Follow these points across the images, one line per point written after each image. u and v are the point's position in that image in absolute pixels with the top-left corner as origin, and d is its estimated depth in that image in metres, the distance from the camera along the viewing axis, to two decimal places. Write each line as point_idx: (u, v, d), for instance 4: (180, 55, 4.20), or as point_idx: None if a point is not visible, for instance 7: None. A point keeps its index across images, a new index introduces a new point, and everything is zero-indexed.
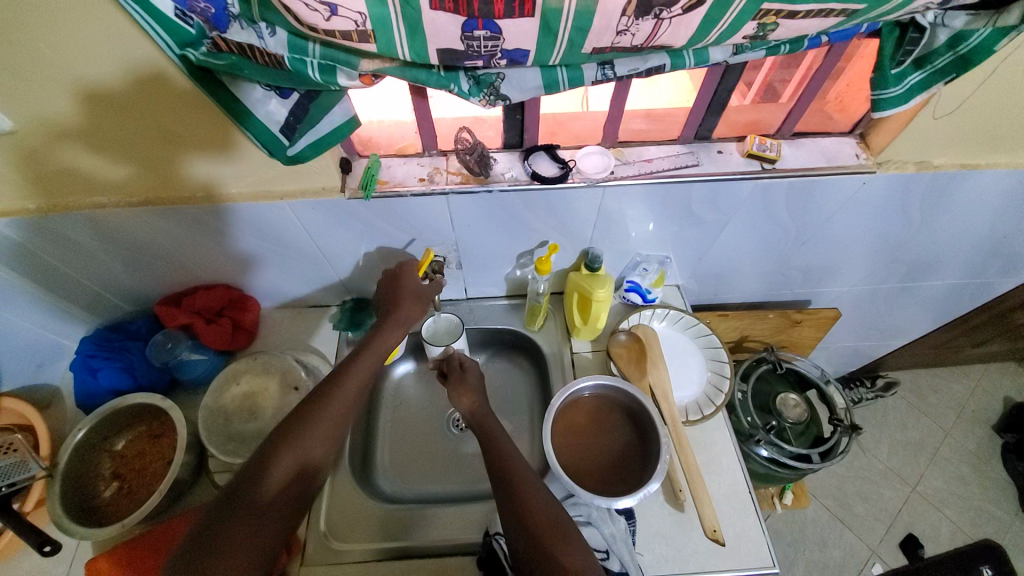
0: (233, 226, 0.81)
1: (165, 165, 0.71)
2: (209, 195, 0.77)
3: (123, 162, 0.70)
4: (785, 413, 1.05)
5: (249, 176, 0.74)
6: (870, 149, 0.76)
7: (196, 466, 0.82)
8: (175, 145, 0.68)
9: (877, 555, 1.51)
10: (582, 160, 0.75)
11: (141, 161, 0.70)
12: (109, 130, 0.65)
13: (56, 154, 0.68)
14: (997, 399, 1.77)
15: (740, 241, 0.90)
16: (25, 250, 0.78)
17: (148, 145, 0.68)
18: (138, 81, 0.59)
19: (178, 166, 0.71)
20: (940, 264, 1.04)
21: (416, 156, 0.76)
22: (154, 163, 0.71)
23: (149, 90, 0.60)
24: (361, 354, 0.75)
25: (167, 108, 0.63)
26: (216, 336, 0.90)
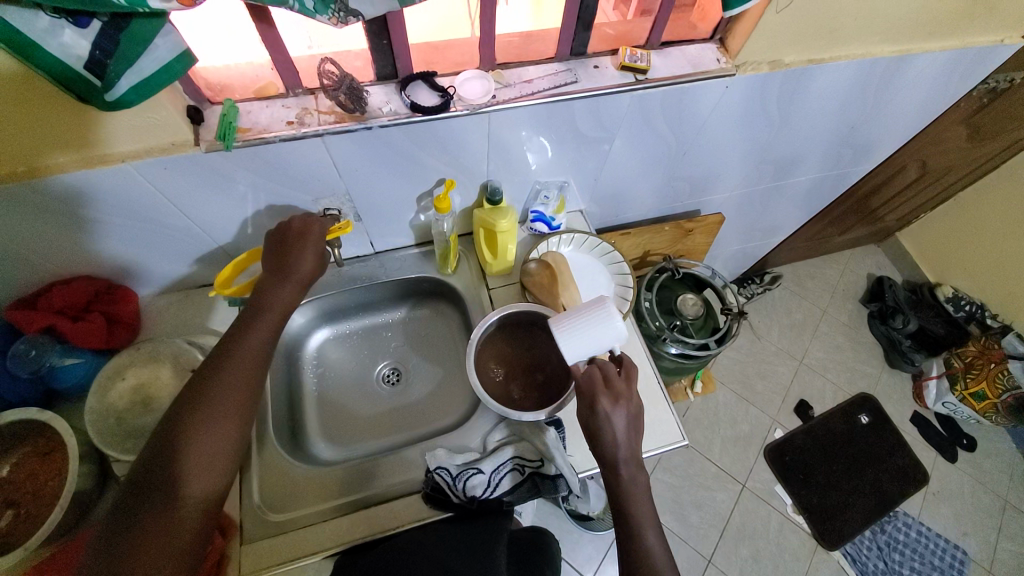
0: (99, 212, 0.71)
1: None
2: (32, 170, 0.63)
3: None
4: (685, 312, 1.17)
5: (83, 145, 0.63)
6: (729, 53, 0.82)
7: (98, 476, 0.74)
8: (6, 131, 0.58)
9: (777, 421, 1.79)
10: (462, 86, 0.71)
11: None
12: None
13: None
14: (862, 276, 2.10)
15: (629, 157, 0.94)
16: None
17: None
18: None
19: (31, 164, 0.63)
20: (802, 160, 1.18)
21: (280, 98, 0.68)
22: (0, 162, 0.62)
23: None
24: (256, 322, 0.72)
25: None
26: (87, 335, 0.79)
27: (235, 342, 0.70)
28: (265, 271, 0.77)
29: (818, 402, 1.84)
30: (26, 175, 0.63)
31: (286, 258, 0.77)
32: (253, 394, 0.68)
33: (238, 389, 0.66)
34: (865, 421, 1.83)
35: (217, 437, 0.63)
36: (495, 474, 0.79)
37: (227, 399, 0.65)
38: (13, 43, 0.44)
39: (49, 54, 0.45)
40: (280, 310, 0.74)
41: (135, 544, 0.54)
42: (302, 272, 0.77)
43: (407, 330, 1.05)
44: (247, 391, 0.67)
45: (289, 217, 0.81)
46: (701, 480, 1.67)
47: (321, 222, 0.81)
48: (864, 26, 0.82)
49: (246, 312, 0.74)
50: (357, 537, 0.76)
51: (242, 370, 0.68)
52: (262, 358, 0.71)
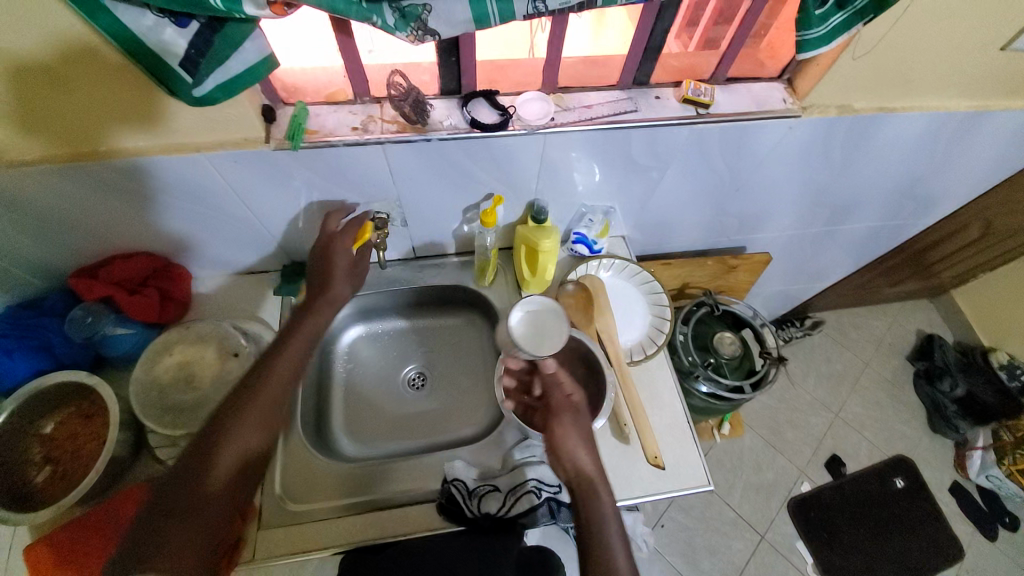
0: (164, 194, 0.76)
1: (84, 131, 0.65)
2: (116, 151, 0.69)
3: (51, 141, 0.66)
4: (721, 350, 1.13)
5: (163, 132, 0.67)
6: (797, 94, 0.80)
7: (135, 444, 0.78)
8: (101, 115, 0.63)
9: (805, 474, 1.70)
10: (522, 107, 0.72)
11: (74, 140, 0.66)
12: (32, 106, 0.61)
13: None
14: (911, 332, 1.98)
15: (679, 189, 0.93)
16: None
17: (76, 118, 0.63)
18: (67, 55, 0.55)
19: (112, 144, 0.68)
20: (860, 207, 1.13)
21: (347, 104, 0.71)
22: (88, 140, 0.67)
23: (78, 64, 0.56)
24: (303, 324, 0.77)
25: (94, 79, 0.58)
26: (141, 309, 0.83)
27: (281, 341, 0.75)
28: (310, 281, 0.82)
29: (852, 459, 1.74)
30: (106, 154, 0.68)
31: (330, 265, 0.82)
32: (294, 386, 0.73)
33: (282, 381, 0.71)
34: (902, 486, 1.71)
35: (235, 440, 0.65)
36: (511, 494, 0.78)
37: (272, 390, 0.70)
38: (122, 39, 0.48)
39: (152, 50, 0.49)
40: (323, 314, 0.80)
41: (161, 531, 0.55)
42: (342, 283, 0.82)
43: (438, 337, 1.06)
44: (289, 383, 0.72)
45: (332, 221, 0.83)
46: (716, 524, 1.60)
47: (346, 235, 0.82)
48: (944, 77, 0.79)
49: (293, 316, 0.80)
50: (367, 538, 0.76)
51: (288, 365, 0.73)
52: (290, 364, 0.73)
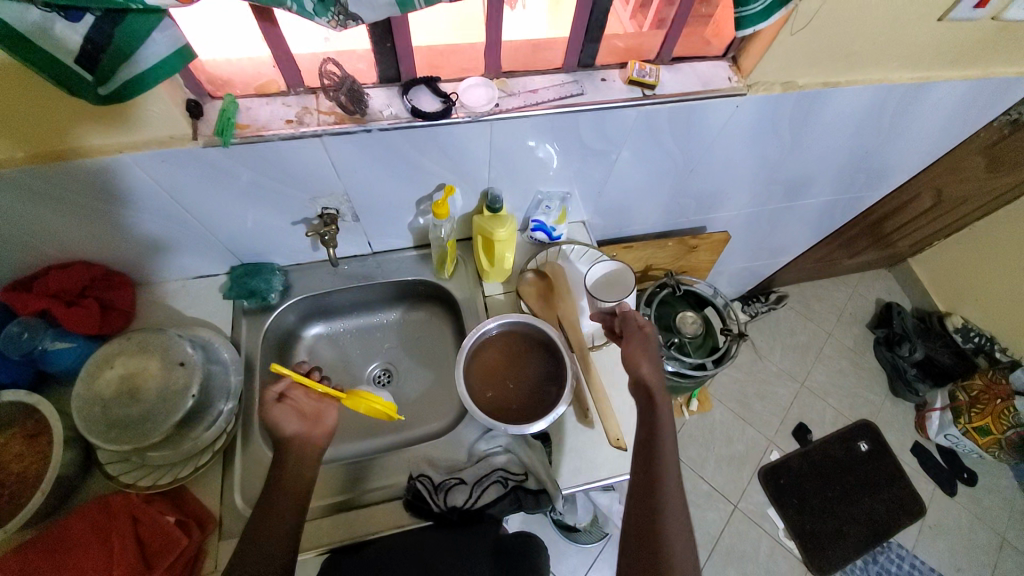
0: (134, 197, 0.72)
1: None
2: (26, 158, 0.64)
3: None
4: (684, 330, 1.15)
5: (77, 137, 0.63)
6: (741, 72, 0.80)
7: (85, 462, 0.75)
8: (10, 127, 0.59)
9: (774, 443, 1.77)
10: (465, 94, 0.71)
11: None
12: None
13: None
14: (869, 301, 2.06)
15: (633, 172, 0.93)
16: None
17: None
18: None
19: (69, 146, 0.64)
20: (813, 182, 1.15)
21: (281, 96, 0.68)
22: (41, 142, 0.63)
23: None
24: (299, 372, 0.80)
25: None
26: (81, 319, 0.78)
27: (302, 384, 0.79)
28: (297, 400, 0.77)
29: (818, 426, 1.81)
30: (59, 156, 0.64)
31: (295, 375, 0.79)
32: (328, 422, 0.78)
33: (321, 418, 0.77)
34: (865, 449, 1.79)
35: (294, 504, 0.68)
36: (477, 486, 0.78)
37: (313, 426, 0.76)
38: (7, 39, 0.44)
39: (41, 48, 0.45)
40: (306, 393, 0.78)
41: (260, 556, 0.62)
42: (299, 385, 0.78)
43: (403, 332, 1.05)
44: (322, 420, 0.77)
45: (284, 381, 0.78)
46: (691, 498, 1.65)
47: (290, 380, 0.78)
48: (881, 52, 0.80)
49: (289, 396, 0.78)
50: (335, 540, 0.75)
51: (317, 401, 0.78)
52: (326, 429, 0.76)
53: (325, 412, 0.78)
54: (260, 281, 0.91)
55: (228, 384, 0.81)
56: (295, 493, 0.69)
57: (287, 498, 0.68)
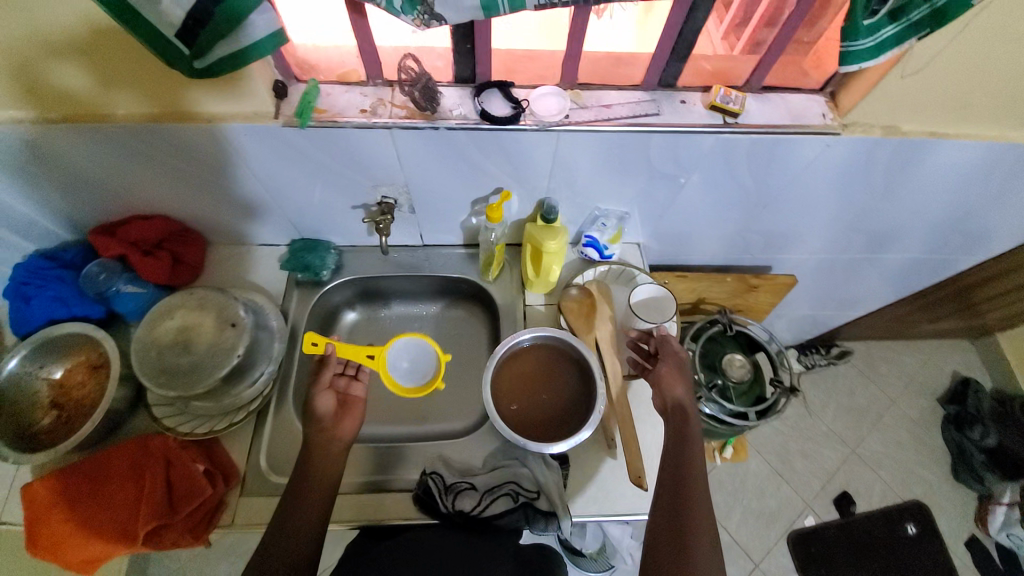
0: (229, 164, 0.78)
1: (111, 98, 0.68)
2: (135, 116, 0.71)
3: (125, 98, 0.69)
4: (729, 373, 1.08)
5: (177, 103, 0.69)
6: (838, 109, 0.74)
7: (134, 400, 0.81)
8: (129, 87, 0.67)
9: (810, 508, 1.63)
10: (537, 102, 0.69)
11: (101, 104, 0.69)
12: (104, 60, 0.63)
13: (51, 74, 0.65)
14: (946, 373, 1.86)
15: (700, 201, 0.88)
16: None
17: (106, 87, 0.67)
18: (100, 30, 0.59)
19: (179, 110, 0.70)
20: (901, 236, 1.05)
21: (359, 85, 0.70)
22: (159, 101, 0.69)
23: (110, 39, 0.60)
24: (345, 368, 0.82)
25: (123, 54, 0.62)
26: (153, 270, 0.85)
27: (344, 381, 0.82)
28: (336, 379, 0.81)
29: (863, 499, 1.65)
30: (170, 115, 0.71)
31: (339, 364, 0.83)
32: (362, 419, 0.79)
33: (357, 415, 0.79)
34: (913, 533, 1.61)
35: (321, 490, 0.70)
36: (487, 495, 0.77)
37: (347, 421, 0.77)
38: (116, 8, 0.48)
39: (145, 18, 0.49)
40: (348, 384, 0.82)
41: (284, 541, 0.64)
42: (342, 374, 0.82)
43: (439, 326, 1.06)
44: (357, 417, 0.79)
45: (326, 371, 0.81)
46: None
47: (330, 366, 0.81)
48: (1005, 105, 0.72)
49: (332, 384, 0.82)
50: (344, 519, 0.77)
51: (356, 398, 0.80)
52: (354, 427, 0.77)
53: (355, 409, 0.79)
54: (316, 257, 0.94)
55: (272, 349, 0.84)
56: (323, 481, 0.71)
57: (317, 486, 0.70)
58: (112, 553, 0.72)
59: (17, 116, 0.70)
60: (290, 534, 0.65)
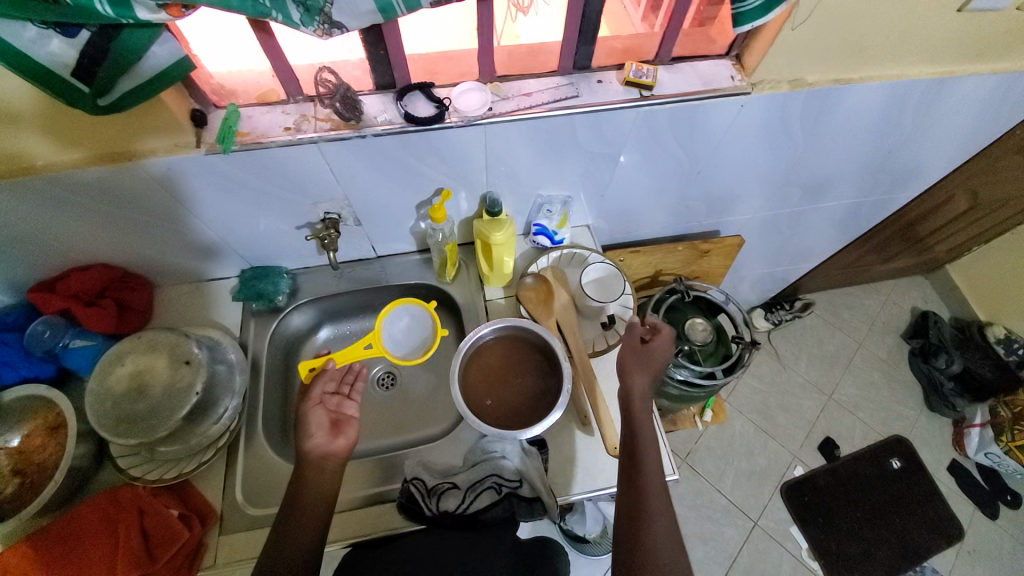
0: (195, 197, 0.76)
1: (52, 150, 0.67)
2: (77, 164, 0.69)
3: (78, 144, 0.67)
4: (693, 337, 1.10)
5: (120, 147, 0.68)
6: (745, 70, 0.78)
7: (97, 454, 0.79)
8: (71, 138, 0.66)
9: (797, 458, 1.68)
10: (458, 98, 0.70)
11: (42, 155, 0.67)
12: (54, 111, 0.62)
13: None
14: (903, 309, 1.95)
15: (637, 175, 0.91)
16: None
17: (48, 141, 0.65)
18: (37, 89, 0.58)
19: (136, 149, 0.68)
20: (832, 183, 1.11)
21: (281, 104, 0.70)
22: (115, 144, 0.67)
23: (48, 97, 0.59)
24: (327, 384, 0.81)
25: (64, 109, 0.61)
26: (97, 319, 0.82)
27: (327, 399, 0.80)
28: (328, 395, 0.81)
29: (845, 441, 1.72)
30: (129, 156, 0.69)
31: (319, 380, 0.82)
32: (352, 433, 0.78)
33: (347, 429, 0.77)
34: (899, 467, 1.69)
35: (318, 505, 0.69)
36: (471, 491, 0.78)
37: (333, 439, 0.76)
38: (0, 51, 0.47)
39: (34, 61, 0.48)
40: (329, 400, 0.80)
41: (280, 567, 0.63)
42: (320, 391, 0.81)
43: None
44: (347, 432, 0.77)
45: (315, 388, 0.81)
46: (708, 512, 1.59)
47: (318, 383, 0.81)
48: (893, 46, 0.77)
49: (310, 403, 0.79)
50: (332, 538, 0.77)
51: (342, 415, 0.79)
52: (348, 441, 0.76)
53: (344, 423, 0.78)
54: (267, 283, 0.93)
55: (233, 382, 0.83)
56: (322, 495, 0.70)
57: (316, 500, 0.69)
58: None
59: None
60: (293, 550, 0.64)
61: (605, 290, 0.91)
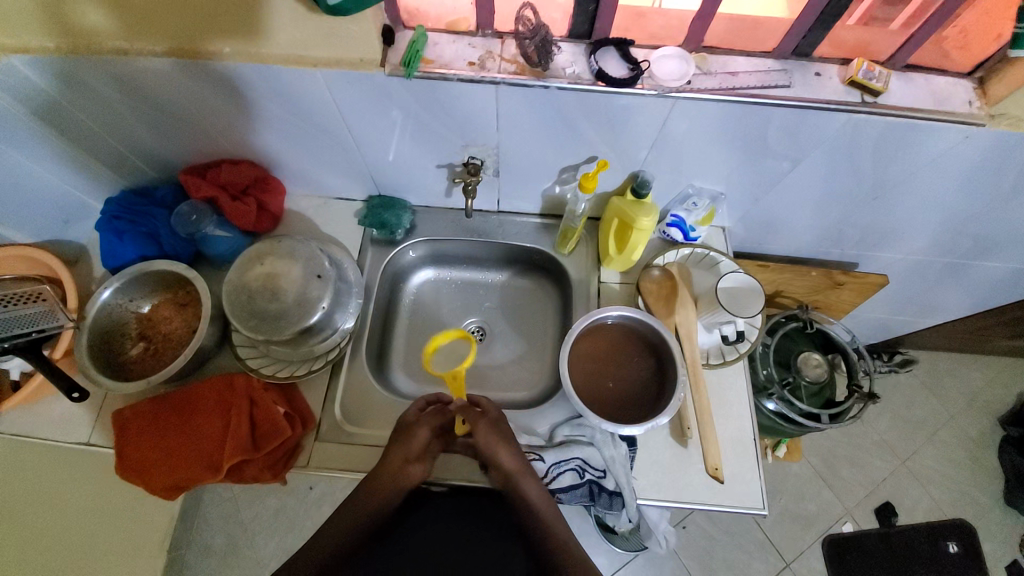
0: (250, 110, 0.77)
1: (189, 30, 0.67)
2: (236, 50, 0.68)
3: (152, 34, 0.67)
4: (803, 372, 1.03)
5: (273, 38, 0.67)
6: (986, 98, 0.66)
7: (219, 338, 0.84)
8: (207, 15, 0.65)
9: (850, 514, 1.59)
10: (657, 63, 0.65)
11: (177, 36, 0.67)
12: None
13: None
14: (1014, 392, 1.74)
15: (806, 186, 0.82)
16: (73, 116, 0.77)
17: (182, 16, 0.65)
18: None
19: (222, 48, 0.68)
20: (1011, 242, 0.96)
21: (468, 35, 0.67)
22: (189, 38, 0.68)
23: None
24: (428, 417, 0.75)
25: None
26: (241, 215, 0.86)
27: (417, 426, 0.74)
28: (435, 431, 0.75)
29: (907, 512, 1.59)
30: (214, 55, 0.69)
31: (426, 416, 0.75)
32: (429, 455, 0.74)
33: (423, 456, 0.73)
34: (954, 550, 1.55)
35: (386, 495, 0.71)
36: (555, 467, 0.77)
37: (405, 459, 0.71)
38: None
39: None
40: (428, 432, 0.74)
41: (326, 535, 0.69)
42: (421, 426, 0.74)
43: (504, 296, 1.05)
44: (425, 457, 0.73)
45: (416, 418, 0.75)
46: (741, 540, 1.55)
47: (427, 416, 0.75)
48: None
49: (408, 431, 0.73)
50: None
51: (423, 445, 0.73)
52: (423, 472, 0.73)
53: (428, 454, 0.74)
54: (392, 215, 0.94)
55: (349, 303, 0.85)
56: (385, 491, 0.71)
57: (382, 493, 0.71)
58: (194, 483, 0.75)
59: (37, 49, 0.68)
60: (331, 536, 0.68)
61: (740, 304, 0.81)
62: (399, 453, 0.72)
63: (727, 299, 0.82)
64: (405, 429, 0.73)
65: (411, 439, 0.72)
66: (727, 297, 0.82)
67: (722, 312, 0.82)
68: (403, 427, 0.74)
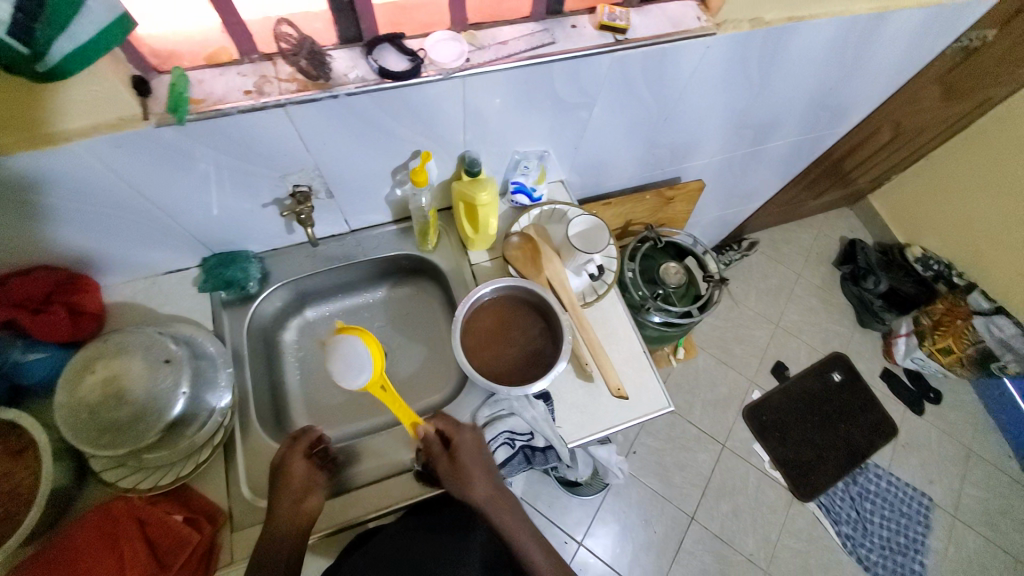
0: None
1: None
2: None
3: None
4: (668, 281, 1.17)
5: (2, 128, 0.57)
6: (709, 11, 0.79)
7: (76, 474, 0.72)
8: None
9: (755, 383, 1.86)
10: (432, 49, 0.67)
11: None
12: None
13: None
14: (834, 239, 2.15)
15: (610, 124, 0.92)
16: None
17: None
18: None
19: None
20: (779, 123, 1.17)
21: (235, 65, 0.64)
22: None
23: None
24: (296, 458, 0.73)
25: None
26: (50, 328, 0.73)
27: (284, 464, 0.72)
28: (318, 474, 0.73)
29: (793, 362, 1.91)
30: None
31: (285, 466, 0.72)
32: (316, 487, 0.72)
33: (312, 494, 0.71)
34: (838, 379, 1.90)
35: (288, 541, 0.67)
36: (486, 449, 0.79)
37: (289, 499, 0.70)
38: None
39: None
40: (302, 482, 0.71)
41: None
42: (296, 476, 0.71)
43: (389, 310, 1.03)
44: (314, 492, 0.72)
45: (290, 461, 0.72)
46: (683, 441, 1.73)
47: (297, 454, 0.73)
48: None
49: (279, 477, 0.71)
50: (352, 516, 0.76)
51: (298, 488, 0.71)
52: (320, 502, 0.72)
53: (318, 482, 0.73)
54: (236, 271, 0.86)
55: (217, 378, 0.78)
56: (289, 537, 0.67)
57: (286, 540, 0.67)
58: None
59: None
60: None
61: (594, 241, 0.90)
62: (286, 496, 0.70)
63: (581, 241, 0.90)
64: (281, 471, 0.72)
65: (291, 477, 0.71)
66: (581, 239, 0.90)
67: (581, 256, 0.89)
68: (278, 472, 0.72)
